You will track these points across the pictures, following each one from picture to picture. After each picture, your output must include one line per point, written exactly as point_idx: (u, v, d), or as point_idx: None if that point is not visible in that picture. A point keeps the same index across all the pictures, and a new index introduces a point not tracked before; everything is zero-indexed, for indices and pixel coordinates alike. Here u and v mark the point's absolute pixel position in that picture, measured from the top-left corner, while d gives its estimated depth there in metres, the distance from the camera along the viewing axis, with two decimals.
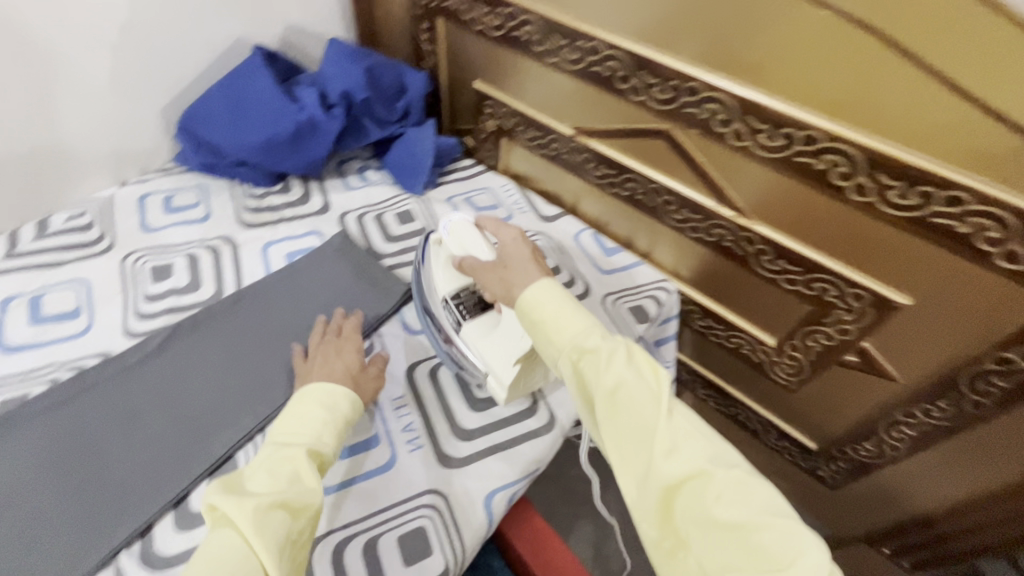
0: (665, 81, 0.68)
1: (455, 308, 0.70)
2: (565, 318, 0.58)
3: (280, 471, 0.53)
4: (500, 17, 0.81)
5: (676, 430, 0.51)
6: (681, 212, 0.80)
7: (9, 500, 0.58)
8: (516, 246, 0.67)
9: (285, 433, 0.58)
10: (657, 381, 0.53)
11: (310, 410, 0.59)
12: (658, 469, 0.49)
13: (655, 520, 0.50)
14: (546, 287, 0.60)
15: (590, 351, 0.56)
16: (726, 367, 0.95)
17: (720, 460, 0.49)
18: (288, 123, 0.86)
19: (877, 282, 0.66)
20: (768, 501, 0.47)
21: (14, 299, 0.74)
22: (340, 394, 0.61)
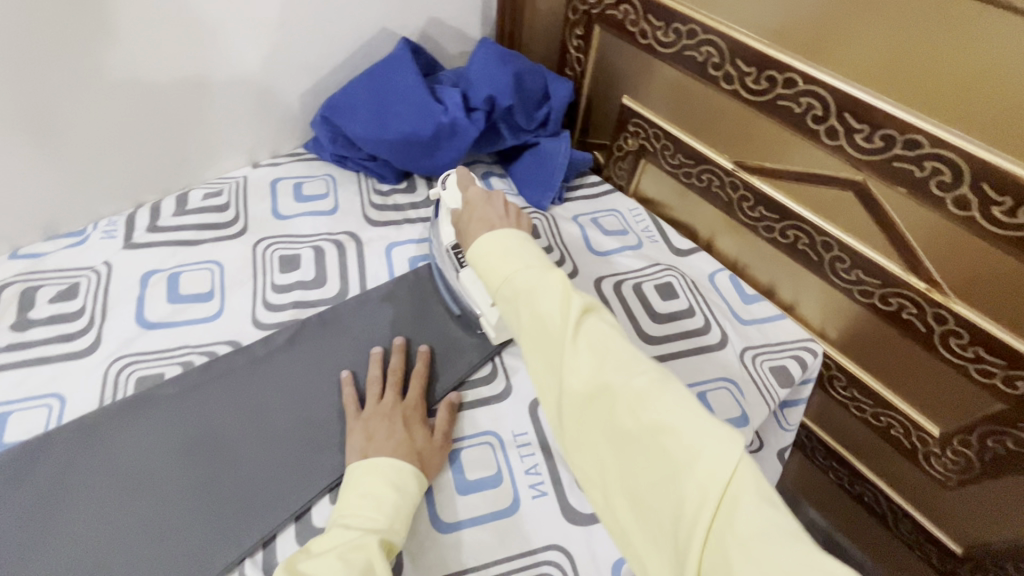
0: (876, 128, 0.60)
1: (454, 257, 0.72)
2: (483, 246, 0.55)
3: (353, 558, 0.49)
4: (674, 33, 0.75)
5: (583, 346, 0.46)
6: (852, 273, 0.71)
7: (141, 484, 0.59)
8: (475, 203, 0.63)
9: (353, 516, 0.54)
10: (566, 298, 0.48)
11: (379, 490, 0.56)
12: (568, 389, 0.45)
13: (577, 446, 0.46)
14: (495, 236, 0.55)
15: (506, 281, 0.52)
16: (861, 443, 0.85)
17: (627, 368, 0.44)
18: (431, 123, 0.84)
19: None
20: (673, 402, 0.42)
21: (154, 274, 0.75)
22: (410, 474, 0.58)
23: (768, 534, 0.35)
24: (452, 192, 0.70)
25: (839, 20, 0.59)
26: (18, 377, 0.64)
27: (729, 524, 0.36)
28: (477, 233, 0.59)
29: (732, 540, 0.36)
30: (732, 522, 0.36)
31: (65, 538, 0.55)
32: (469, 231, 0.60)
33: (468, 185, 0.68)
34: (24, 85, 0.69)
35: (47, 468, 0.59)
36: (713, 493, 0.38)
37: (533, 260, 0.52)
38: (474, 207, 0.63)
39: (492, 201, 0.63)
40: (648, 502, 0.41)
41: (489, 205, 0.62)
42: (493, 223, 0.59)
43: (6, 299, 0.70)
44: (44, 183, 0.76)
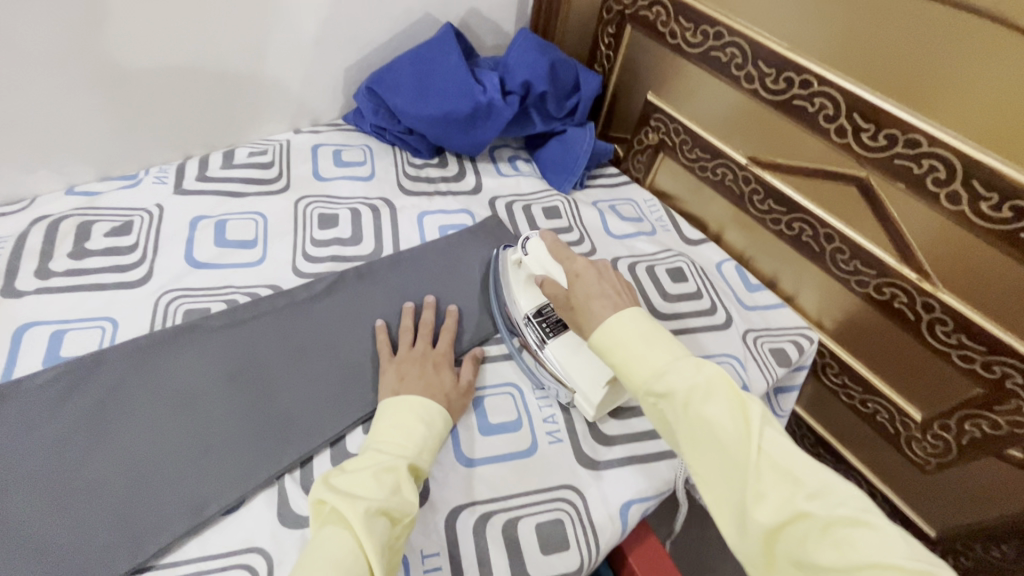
0: (880, 128, 0.66)
1: (539, 326, 0.71)
2: (638, 345, 0.56)
3: (384, 477, 0.54)
4: (702, 34, 0.82)
5: (767, 464, 0.47)
6: (851, 263, 0.77)
7: (190, 401, 0.63)
8: (585, 276, 0.65)
9: (386, 440, 0.58)
10: (739, 410, 0.50)
11: (409, 422, 0.60)
12: (754, 514, 0.45)
13: (764, 573, 0.45)
14: (623, 319, 0.58)
15: (666, 389, 0.52)
16: (848, 430, 0.91)
17: (822, 496, 0.44)
18: (469, 102, 0.90)
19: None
20: (882, 537, 0.42)
21: (202, 220, 0.80)
22: (437, 412, 0.62)
23: None
24: (536, 258, 0.72)
25: (854, 30, 0.66)
26: (75, 300, 0.69)
27: None
28: (603, 313, 0.60)
29: None
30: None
31: (117, 444, 0.59)
32: (589, 309, 0.61)
33: (565, 256, 0.69)
34: (100, 32, 0.72)
35: (101, 382, 0.62)
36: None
37: (689, 361, 0.54)
38: (583, 281, 0.65)
39: (602, 276, 0.65)
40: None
41: (601, 280, 0.64)
42: (619, 300, 0.61)
43: (65, 229, 0.74)
44: (105, 127, 0.80)
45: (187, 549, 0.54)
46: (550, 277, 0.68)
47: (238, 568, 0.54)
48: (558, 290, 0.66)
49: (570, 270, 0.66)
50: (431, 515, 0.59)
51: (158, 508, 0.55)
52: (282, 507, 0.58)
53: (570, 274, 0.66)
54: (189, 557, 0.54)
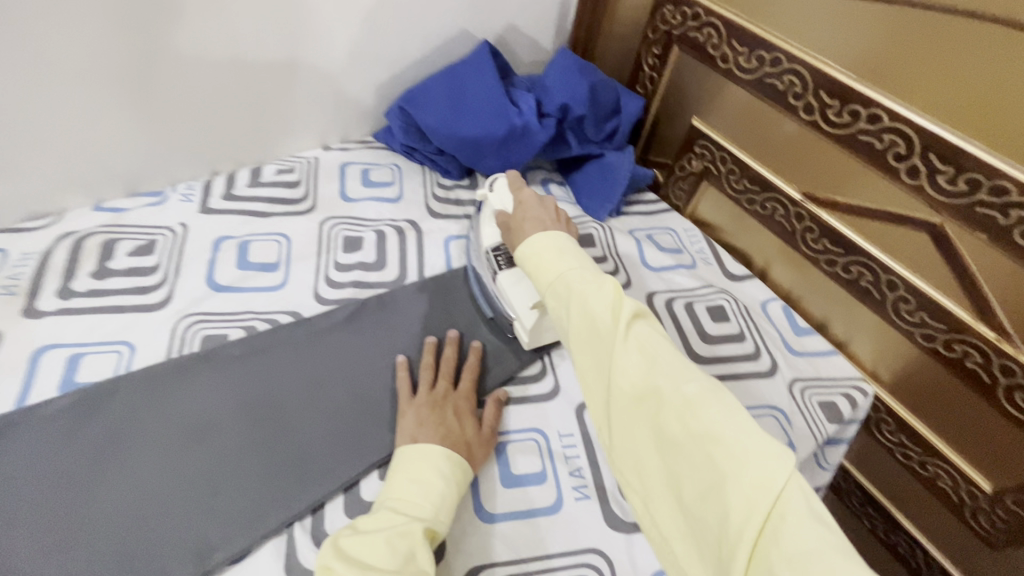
0: (961, 171, 0.60)
1: (493, 259, 0.73)
2: (541, 250, 0.58)
3: (399, 544, 0.50)
4: (757, 59, 0.76)
5: (632, 347, 0.48)
6: (916, 314, 0.70)
7: (202, 437, 0.61)
8: (528, 204, 0.67)
9: (403, 498, 0.54)
10: (618, 302, 0.50)
11: (428, 478, 0.56)
12: (617, 392, 0.47)
13: (625, 449, 0.47)
14: (542, 237, 0.60)
15: (561, 284, 0.54)
16: (902, 491, 0.83)
17: (677, 375, 0.45)
18: (503, 124, 0.86)
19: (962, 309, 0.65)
20: (722, 409, 0.42)
21: (226, 241, 0.78)
22: (458, 465, 0.58)
23: (814, 546, 0.36)
24: (501, 194, 0.73)
25: (932, 63, 0.60)
26: (94, 322, 0.67)
27: (775, 536, 0.37)
28: (531, 231, 0.62)
29: (776, 552, 0.37)
30: (777, 533, 0.37)
31: (127, 480, 0.57)
32: (523, 230, 0.64)
33: (519, 186, 0.71)
34: (132, 48, 0.71)
35: (114, 412, 0.61)
36: (760, 501, 0.38)
37: (583, 262, 0.56)
38: (526, 207, 0.67)
39: (543, 202, 0.67)
40: (696, 510, 0.42)
41: (541, 207, 0.67)
42: (546, 225, 0.63)
43: (89, 247, 0.73)
44: (134, 142, 0.79)
45: None
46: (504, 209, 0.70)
47: None
48: (506, 216, 0.69)
49: (517, 199, 0.69)
50: None
51: (162, 553, 0.53)
52: (290, 560, 0.54)
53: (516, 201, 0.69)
54: None
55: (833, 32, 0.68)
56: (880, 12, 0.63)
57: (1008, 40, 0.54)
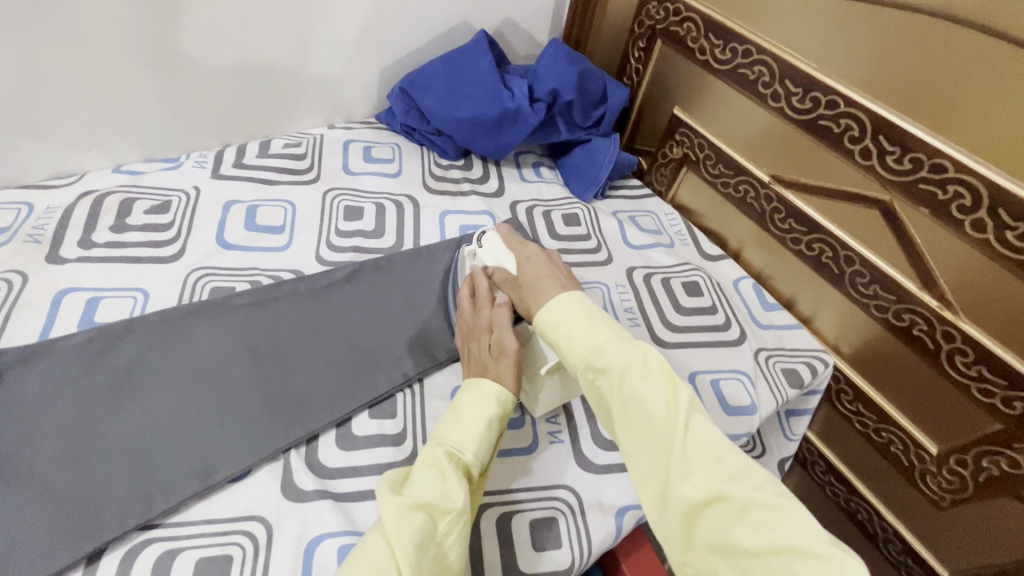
0: (905, 151, 0.66)
1: None
2: (573, 321, 0.60)
3: (430, 474, 0.55)
4: (731, 51, 0.83)
5: (693, 445, 0.50)
6: (871, 288, 0.76)
7: (211, 372, 0.66)
8: (535, 261, 0.69)
9: (443, 434, 0.60)
10: (672, 394, 0.53)
11: (463, 417, 0.60)
12: (681, 494, 0.49)
13: (683, 547, 0.49)
14: (565, 299, 0.62)
15: (604, 364, 0.56)
16: (860, 459, 0.88)
17: (743, 479, 0.48)
18: (497, 107, 0.92)
19: (907, 280, 0.71)
20: (795, 523, 0.44)
21: (235, 204, 0.84)
22: (483, 393, 0.62)
23: None
24: (493, 250, 0.73)
25: (884, 54, 0.66)
26: (112, 270, 0.73)
27: None
28: (551, 292, 0.64)
29: None
30: None
31: (139, 405, 0.62)
32: (539, 288, 0.65)
33: (517, 243, 0.73)
34: (159, 22, 0.78)
35: (129, 348, 0.66)
36: None
37: (627, 339, 0.58)
38: (533, 264, 0.69)
39: (550, 262, 0.69)
40: None
41: (549, 264, 0.69)
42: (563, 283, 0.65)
43: (109, 204, 0.79)
44: (152, 110, 0.85)
45: (194, 511, 0.57)
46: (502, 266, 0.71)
47: (240, 533, 0.55)
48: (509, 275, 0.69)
49: (522, 256, 0.70)
50: None
51: (171, 468, 0.58)
52: (286, 480, 0.60)
53: (521, 258, 0.70)
54: (196, 518, 0.56)
55: (798, 26, 0.74)
56: (839, 8, 0.70)
57: (947, 32, 0.60)
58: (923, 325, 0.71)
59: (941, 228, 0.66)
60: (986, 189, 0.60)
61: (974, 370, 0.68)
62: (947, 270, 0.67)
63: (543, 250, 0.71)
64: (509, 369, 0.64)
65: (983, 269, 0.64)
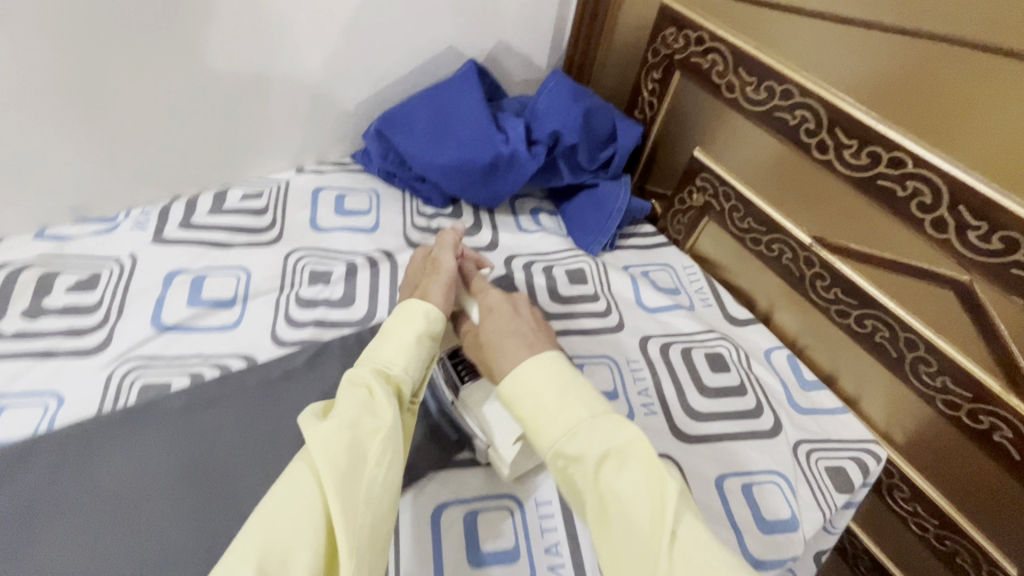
0: (998, 229, 0.53)
1: (453, 369, 0.62)
2: (541, 393, 0.48)
3: (356, 389, 0.48)
4: (766, 91, 0.70)
5: (682, 561, 0.39)
6: (938, 378, 0.63)
7: (131, 505, 0.53)
8: (499, 313, 0.57)
9: (370, 353, 0.52)
10: (657, 490, 0.42)
11: (390, 333, 0.53)
12: None
13: None
14: (533, 365, 0.50)
15: (576, 451, 0.45)
16: (917, 563, 0.75)
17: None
18: (489, 152, 0.79)
19: (982, 373, 0.59)
20: None
21: (178, 275, 0.71)
22: (408, 304, 0.55)
23: None
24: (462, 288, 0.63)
25: (965, 105, 0.53)
26: (19, 370, 0.60)
27: None
28: (515, 355, 0.52)
29: None
30: None
31: (37, 559, 0.49)
32: (501, 350, 0.53)
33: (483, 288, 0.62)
34: (81, 61, 0.65)
35: (32, 477, 0.54)
36: None
37: (601, 413, 0.47)
38: (498, 317, 0.57)
39: (519, 316, 0.57)
40: None
41: (516, 318, 0.57)
42: (532, 342, 0.53)
43: (24, 281, 0.66)
44: (81, 164, 0.72)
45: None
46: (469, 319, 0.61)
47: None
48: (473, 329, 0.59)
49: (485, 306, 0.59)
50: None
51: None
52: None
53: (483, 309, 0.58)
54: None
55: (853, 65, 0.61)
56: (907, 46, 0.56)
57: None
58: (1003, 429, 0.59)
59: None
60: None
61: None
62: None
63: (508, 297, 0.59)
64: (441, 284, 0.58)
65: None
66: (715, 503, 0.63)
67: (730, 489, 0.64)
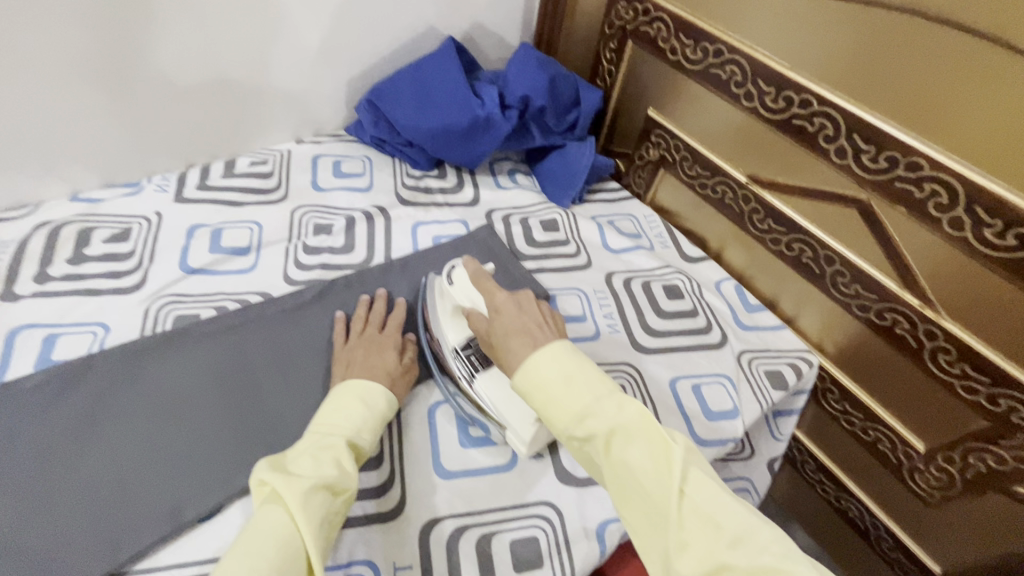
0: (881, 150, 0.65)
1: (467, 360, 0.67)
2: (553, 383, 0.53)
3: (323, 456, 0.52)
4: (702, 51, 0.81)
5: (690, 511, 0.45)
6: (852, 287, 0.75)
7: (175, 408, 0.63)
8: (505, 312, 0.62)
9: (326, 422, 0.56)
10: (662, 453, 0.48)
11: (349, 403, 0.58)
12: (679, 568, 0.44)
13: None
14: (541, 360, 0.55)
15: (588, 433, 0.51)
16: (849, 458, 0.87)
17: (744, 544, 0.43)
18: (467, 116, 0.90)
19: (882, 276, 0.71)
20: None
21: (199, 228, 0.81)
22: (378, 392, 0.60)
23: None
24: (464, 290, 0.69)
25: (852, 47, 0.65)
26: (70, 305, 0.70)
27: None
28: (525, 350, 0.57)
29: None
30: None
31: (100, 447, 0.59)
32: (510, 346, 0.58)
33: (488, 286, 0.66)
34: (108, 43, 0.75)
35: (88, 387, 0.63)
36: None
37: (606, 393, 0.52)
38: (505, 315, 0.62)
39: (523, 309, 0.62)
40: None
41: (522, 314, 0.61)
42: (537, 334, 0.58)
43: (66, 235, 0.76)
44: (108, 136, 0.82)
45: (162, 555, 0.54)
46: (475, 310, 0.66)
47: None
48: (482, 324, 0.64)
49: (492, 304, 0.64)
50: (406, 529, 0.58)
51: (136, 511, 0.56)
52: None
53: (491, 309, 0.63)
54: (163, 563, 0.54)
55: (767, 23, 0.73)
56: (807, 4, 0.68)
57: (915, 29, 0.59)
58: (904, 324, 0.71)
59: (918, 224, 0.65)
60: (962, 186, 0.59)
61: (956, 367, 0.67)
62: (943, 275, 0.65)
63: (513, 295, 0.64)
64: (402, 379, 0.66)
65: (939, 249, 0.64)
66: (668, 399, 0.74)
67: (681, 389, 0.76)
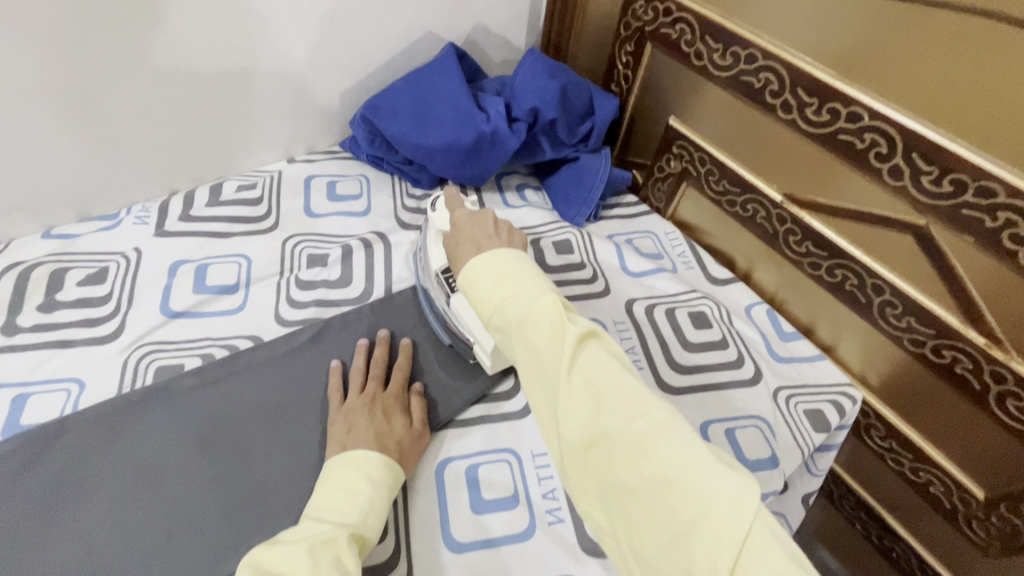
0: (945, 171, 0.57)
1: (444, 282, 0.66)
2: (484, 283, 0.50)
3: (320, 553, 0.46)
4: (732, 56, 0.73)
5: (579, 384, 0.42)
6: (904, 319, 0.67)
7: (154, 480, 0.57)
8: (462, 224, 0.60)
9: (326, 508, 0.51)
10: (562, 332, 0.44)
11: (353, 482, 0.53)
12: (566, 436, 0.42)
13: (581, 492, 0.43)
14: (479, 262, 0.51)
15: (500, 320, 0.48)
16: (895, 497, 0.80)
17: (626, 411, 0.40)
18: (471, 131, 0.82)
19: (936, 304, 0.63)
20: (675, 448, 0.38)
21: (182, 266, 0.74)
22: (385, 467, 0.56)
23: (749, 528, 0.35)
24: (441, 215, 0.66)
25: (910, 52, 0.57)
26: (39, 360, 0.64)
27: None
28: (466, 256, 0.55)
29: None
30: None
31: (71, 532, 0.53)
32: (458, 256, 0.57)
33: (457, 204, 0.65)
34: (72, 67, 0.67)
35: (57, 459, 0.57)
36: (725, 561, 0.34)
37: (524, 283, 0.48)
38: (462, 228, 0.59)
39: (480, 221, 0.59)
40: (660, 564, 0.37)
41: (476, 224, 0.59)
42: (482, 244, 0.55)
43: (36, 279, 0.70)
44: (80, 166, 0.75)
45: None
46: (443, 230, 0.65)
47: None
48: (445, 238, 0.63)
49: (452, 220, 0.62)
50: None
51: None
52: None
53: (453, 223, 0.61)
54: None
55: (807, 23, 0.64)
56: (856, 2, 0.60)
57: (990, 33, 0.51)
58: (965, 360, 0.63)
59: (990, 258, 0.57)
60: None
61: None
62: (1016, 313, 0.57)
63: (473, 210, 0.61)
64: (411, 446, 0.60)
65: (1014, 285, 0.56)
66: None
67: (713, 434, 0.69)
